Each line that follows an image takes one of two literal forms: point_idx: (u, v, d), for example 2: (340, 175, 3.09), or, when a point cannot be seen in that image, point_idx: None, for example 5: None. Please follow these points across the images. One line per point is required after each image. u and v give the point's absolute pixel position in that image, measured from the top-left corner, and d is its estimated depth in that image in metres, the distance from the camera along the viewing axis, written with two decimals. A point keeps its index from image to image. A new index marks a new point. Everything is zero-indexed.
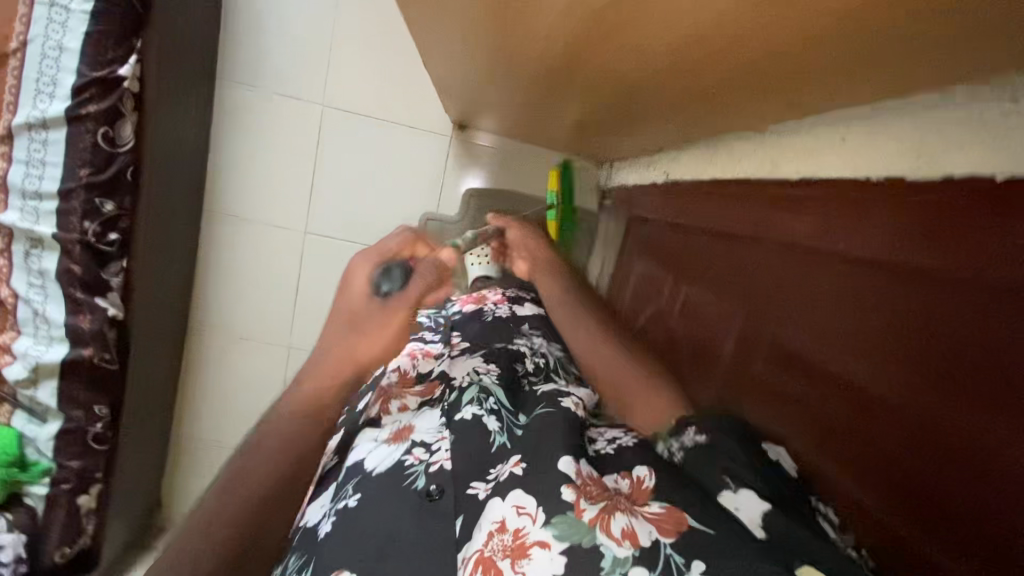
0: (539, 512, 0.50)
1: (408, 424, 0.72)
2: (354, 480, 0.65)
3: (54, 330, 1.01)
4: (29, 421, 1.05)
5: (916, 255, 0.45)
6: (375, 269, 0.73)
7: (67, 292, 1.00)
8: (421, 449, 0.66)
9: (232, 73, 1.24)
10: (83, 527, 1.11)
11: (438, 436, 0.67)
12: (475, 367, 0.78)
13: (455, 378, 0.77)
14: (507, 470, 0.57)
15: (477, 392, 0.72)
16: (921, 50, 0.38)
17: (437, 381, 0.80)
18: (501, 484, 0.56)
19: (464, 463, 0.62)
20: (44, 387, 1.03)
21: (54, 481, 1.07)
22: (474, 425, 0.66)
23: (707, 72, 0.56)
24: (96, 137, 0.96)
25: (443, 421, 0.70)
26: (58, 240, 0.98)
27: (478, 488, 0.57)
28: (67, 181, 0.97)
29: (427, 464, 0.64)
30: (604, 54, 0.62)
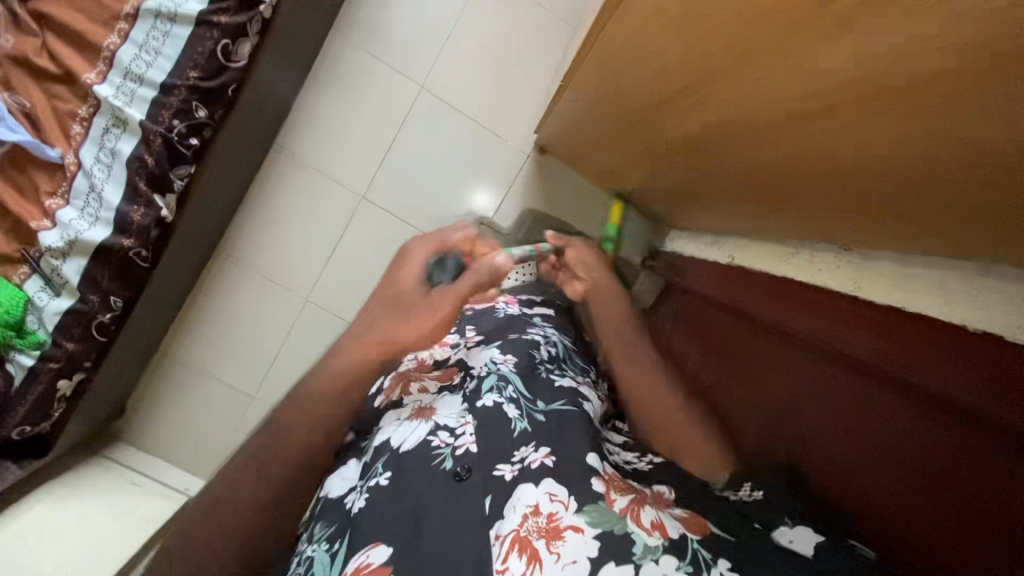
0: (572, 500, 0.56)
1: (429, 405, 0.75)
2: (381, 456, 0.68)
3: (103, 211, 1.00)
4: (43, 289, 1.02)
5: (897, 363, 0.54)
6: (430, 256, 0.77)
7: (131, 180, 1.00)
8: (446, 433, 0.69)
9: (348, 30, 1.27)
10: (52, 411, 1.09)
11: (461, 420, 0.71)
12: (493, 357, 0.82)
13: (473, 367, 0.81)
14: (535, 459, 0.62)
15: (497, 380, 0.76)
16: (954, 226, 0.46)
17: (455, 366, 0.83)
18: (530, 471, 0.61)
19: (488, 446, 0.66)
20: (71, 262, 1.01)
21: (42, 357, 1.04)
22: (498, 417, 0.70)
23: (799, 184, 0.63)
24: (216, 46, 0.98)
25: (465, 407, 0.73)
26: (143, 128, 0.98)
27: (506, 471, 0.62)
28: (174, 76, 0.97)
29: (453, 447, 0.67)
30: (742, 142, 0.68)
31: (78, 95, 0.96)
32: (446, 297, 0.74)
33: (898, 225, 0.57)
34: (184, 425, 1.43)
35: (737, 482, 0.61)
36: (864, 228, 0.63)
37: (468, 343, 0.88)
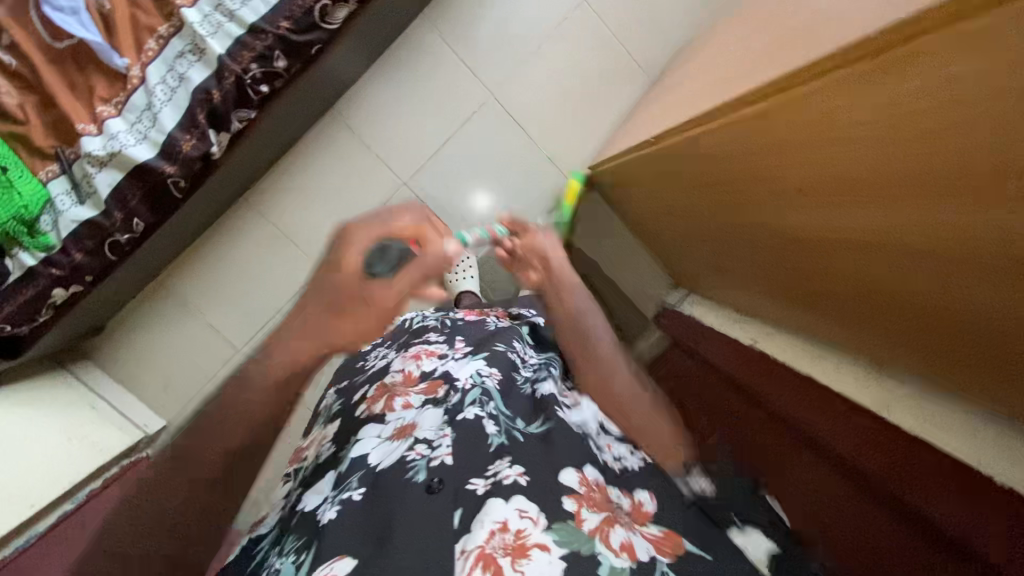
0: (541, 518, 0.51)
1: (412, 420, 0.68)
2: (356, 471, 0.62)
3: (154, 132, 0.98)
4: (67, 193, 0.97)
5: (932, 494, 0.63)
6: (371, 243, 0.57)
7: (191, 109, 0.98)
8: (423, 445, 0.63)
9: (436, 20, 1.27)
10: (37, 316, 1.03)
11: (441, 433, 0.64)
12: (479, 370, 0.75)
13: (459, 380, 0.73)
14: (508, 476, 0.56)
15: (480, 394, 0.70)
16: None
17: (440, 379, 0.76)
18: (501, 486, 0.54)
19: (464, 460, 0.59)
20: (106, 174, 0.98)
21: (46, 260, 0.99)
22: (476, 434, 0.63)
23: (857, 297, 0.67)
24: (314, 4, 0.97)
25: (445, 419, 0.66)
26: (220, 62, 0.96)
27: (478, 486, 0.56)
28: (265, 21, 0.96)
29: (428, 460, 0.60)
30: (807, 249, 0.72)
31: (161, 11, 0.93)
32: (390, 294, 0.57)
33: (923, 363, 0.65)
34: (158, 363, 1.37)
35: (686, 473, 0.62)
36: (886, 356, 0.70)
37: (454, 355, 0.83)
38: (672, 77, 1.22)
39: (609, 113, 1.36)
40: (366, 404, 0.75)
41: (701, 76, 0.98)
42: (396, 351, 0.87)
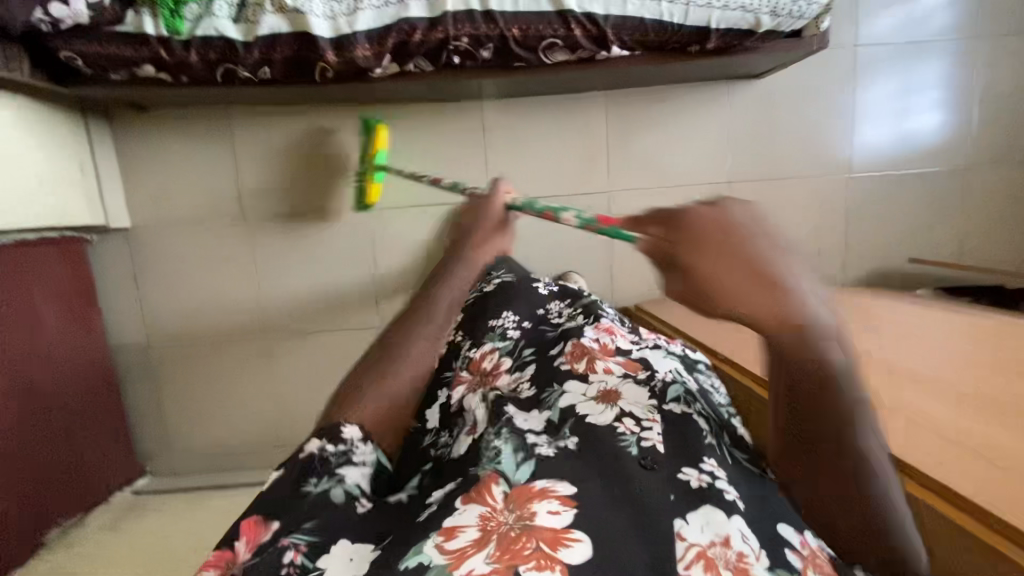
0: (762, 555, 0.47)
1: (615, 387, 0.69)
2: (568, 421, 0.64)
3: (345, 24, 0.95)
4: (228, 7, 0.94)
5: None
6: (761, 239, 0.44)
7: (387, 32, 0.96)
8: (631, 420, 0.63)
9: (613, 101, 1.33)
10: (111, 70, 0.99)
11: (648, 415, 0.64)
12: (677, 369, 0.73)
13: (662, 370, 0.72)
14: (730, 493, 0.52)
15: (685, 394, 0.67)
16: None
17: (639, 362, 0.76)
18: (721, 499, 0.51)
19: (675, 448, 0.58)
20: (272, 20, 0.95)
21: (165, 41, 0.95)
22: (685, 424, 0.61)
23: None
24: (548, 37, 0.98)
25: (651, 403, 0.66)
26: (443, 17, 0.95)
27: (692, 478, 0.53)
28: (501, 19, 0.96)
29: (639, 439, 0.59)
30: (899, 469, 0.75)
31: None
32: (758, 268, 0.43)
33: None
34: (173, 173, 1.33)
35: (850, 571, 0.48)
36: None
37: (648, 346, 0.83)
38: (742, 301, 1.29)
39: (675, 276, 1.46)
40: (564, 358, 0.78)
41: None
42: (586, 318, 0.90)
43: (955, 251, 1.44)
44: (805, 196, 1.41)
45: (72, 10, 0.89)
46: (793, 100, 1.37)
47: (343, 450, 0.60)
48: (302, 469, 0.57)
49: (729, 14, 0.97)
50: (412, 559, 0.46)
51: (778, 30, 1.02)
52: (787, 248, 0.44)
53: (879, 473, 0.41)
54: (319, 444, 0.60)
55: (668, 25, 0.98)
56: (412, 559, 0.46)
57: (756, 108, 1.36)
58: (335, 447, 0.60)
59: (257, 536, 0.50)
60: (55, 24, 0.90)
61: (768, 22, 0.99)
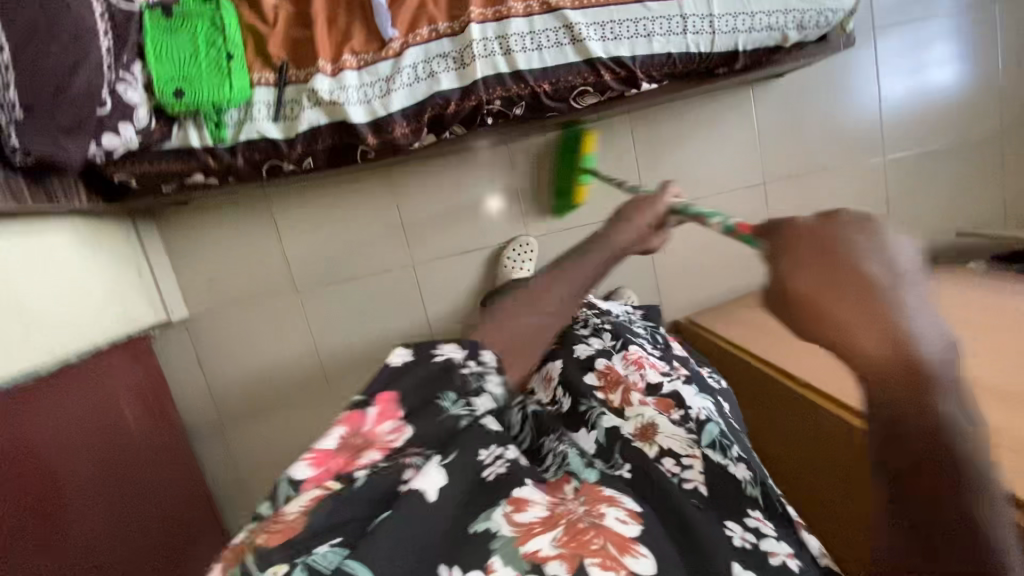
0: None
1: (650, 422, 0.82)
2: (618, 447, 0.75)
3: (380, 104, 0.97)
4: (268, 107, 0.97)
5: None
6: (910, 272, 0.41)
7: (422, 107, 0.98)
8: (672, 459, 0.75)
9: (638, 122, 1.33)
10: (162, 183, 1.02)
11: (688, 453, 0.77)
12: (710, 413, 0.88)
13: (692, 408, 0.88)
14: (774, 553, 0.63)
15: (719, 438, 0.80)
16: None
17: (669, 398, 0.91)
18: (770, 564, 0.62)
19: (717, 496, 0.71)
20: (311, 113, 0.97)
21: (212, 149, 0.98)
22: (724, 474, 0.74)
23: None
24: (578, 87, 1.00)
25: (692, 445, 0.79)
26: (474, 84, 0.97)
27: (738, 536, 0.65)
28: (531, 77, 0.98)
29: (682, 479, 0.73)
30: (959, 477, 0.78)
31: (450, 12, 0.96)
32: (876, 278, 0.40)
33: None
34: (217, 260, 1.35)
35: None
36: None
37: (677, 377, 0.97)
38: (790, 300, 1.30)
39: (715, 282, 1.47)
40: (602, 388, 0.91)
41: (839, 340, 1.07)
42: (617, 347, 1.06)
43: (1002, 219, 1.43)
44: (843, 186, 1.40)
45: (122, 137, 0.91)
46: (817, 92, 1.34)
47: (480, 370, 0.68)
48: (440, 380, 0.65)
49: (755, 34, 0.98)
50: (483, 525, 0.53)
51: (804, 41, 1.02)
52: (903, 269, 0.41)
53: (993, 520, 0.38)
54: (463, 355, 0.69)
55: (695, 54, 0.99)
56: (481, 524, 0.53)
57: (783, 105, 1.35)
58: (474, 364, 0.68)
59: (386, 419, 0.61)
60: (108, 153, 0.93)
61: (796, 36, 0.99)
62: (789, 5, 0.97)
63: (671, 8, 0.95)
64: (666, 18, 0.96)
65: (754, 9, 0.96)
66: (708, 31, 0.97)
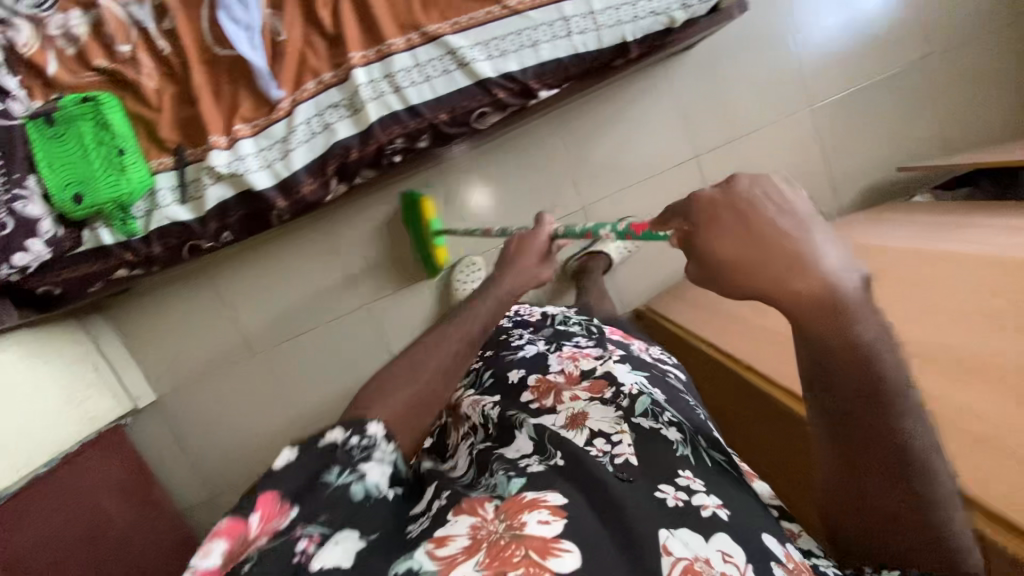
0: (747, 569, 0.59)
1: (581, 411, 0.82)
2: (549, 439, 0.75)
3: (281, 166, 0.97)
4: (171, 191, 0.96)
5: None
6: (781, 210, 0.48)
7: (323, 160, 0.98)
8: (603, 438, 0.76)
9: (560, 122, 1.32)
10: (88, 284, 1.02)
11: (617, 428, 0.77)
12: (643, 384, 0.88)
13: (625, 385, 0.87)
14: (705, 507, 0.65)
15: (652, 407, 0.81)
16: None
17: (602, 380, 0.90)
18: (702, 517, 0.63)
19: (646, 462, 0.72)
20: (215, 188, 0.96)
21: (126, 243, 0.98)
22: (653, 437, 0.75)
23: None
24: (475, 109, 0.99)
25: (619, 417, 0.80)
26: (371, 127, 0.96)
27: (669, 496, 0.65)
28: (426, 109, 0.97)
29: (612, 455, 0.72)
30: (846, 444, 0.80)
31: (332, 60, 0.95)
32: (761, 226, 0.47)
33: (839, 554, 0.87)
34: (173, 339, 1.35)
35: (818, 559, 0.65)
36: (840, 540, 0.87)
37: (610, 358, 0.96)
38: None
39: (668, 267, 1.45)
40: (529, 393, 0.90)
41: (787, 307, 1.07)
42: (549, 345, 1.06)
43: (948, 148, 1.40)
44: (778, 143, 1.38)
45: (32, 252, 0.91)
46: (731, 55, 1.33)
47: (366, 442, 0.62)
48: (322, 458, 0.59)
49: (642, 23, 0.96)
50: (404, 565, 0.54)
51: (694, 17, 1.00)
52: (780, 215, 0.48)
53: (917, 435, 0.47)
54: (347, 434, 0.62)
55: (586, 54, 0.97)
56: (404, 563, 0.54)
57: (701, 75, 1.33)
58: (358, 439, 0.62)
59: (272, 520, 0.54)
60: (23, 270, 0.93)
61: (682, 15, 0.97)
62: None
63: (550, 14, 0.94)
64: (548, 24, 0.95)
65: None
66: (592, 28, 0.95)
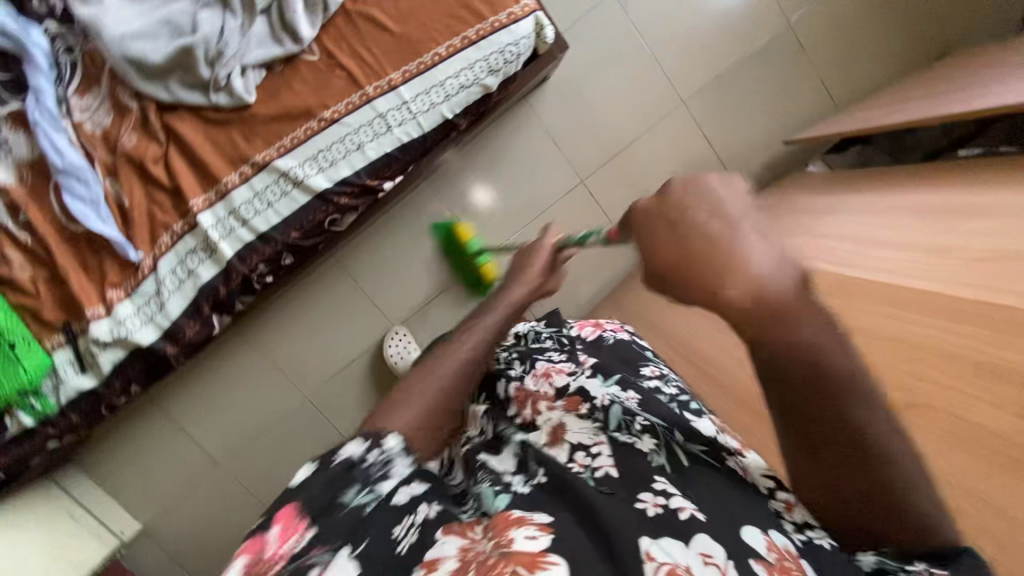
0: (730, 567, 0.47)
1: (558, 423, 0.68)
2: (529, 457, 0.61)
3: (160, 317, 1.03)
4: (70, 364, 1.03)
5: None
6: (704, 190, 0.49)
7: (197, 302, 1.03)
8: (581, 452, 0.62)
9: (438, 185, 1.35)
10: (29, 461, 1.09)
11: (595, 440, 0.64)
12: (618, 389, 0.73)
13: (599, 396, 0.72)
14: (683, 508, 0.52)
15: (625, 416, 0.67)
16: None
17: (578, 394, 0.74)
18: (680, 521, 0.51)
19: (627, 472, 0.58)
20: (108, 352, 1.03)
21: (44, 420, 1.04)
22: (627, 450, 0.61)
23: None
24: (325, 218, 1.03)
25: (597, 429, 0.66)
26: (229, 263, 1.01)
27: (649, 506, 0.53)
28: (276, 231, 1.01)
29: (591, 469, 0.59)
30: None
31: (177, 209, 0.99)
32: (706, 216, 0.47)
33: None
34: (138, 470, 1.43)
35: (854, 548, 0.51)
36: None
37: (587, 369, 0.78)
38: (642, 285, 1.30)
39: (586, 291, 1.43)
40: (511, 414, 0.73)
41: (675, 325, 1.08)
42: (523, 364, 0.82)
43: (826, 101, 1.40)
44: (659, 145, 1.38)
45: None
46: (587, 75, 1.32)
47: (383, 456, 0.54)
48: (339, 480, 0.50)
49: (456, 99, 0.99)
50: None
51: (509, 75, 1.02)
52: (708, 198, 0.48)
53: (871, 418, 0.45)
54: (362, 448, 0.54)
55: (413, 141, 1.01)
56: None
57: (565, 101, 1.33)
58: (375, 453, 0.54)
59: (290, 535, 0.47)
60: None
61: (495, 79, 1.00)
62: (471, 58, 0.97)
63: (366, 115, 0.97)
64: (366, 124, 0.98)
65: (442, 77, 0.96)
66: (410, 116, 0.98)
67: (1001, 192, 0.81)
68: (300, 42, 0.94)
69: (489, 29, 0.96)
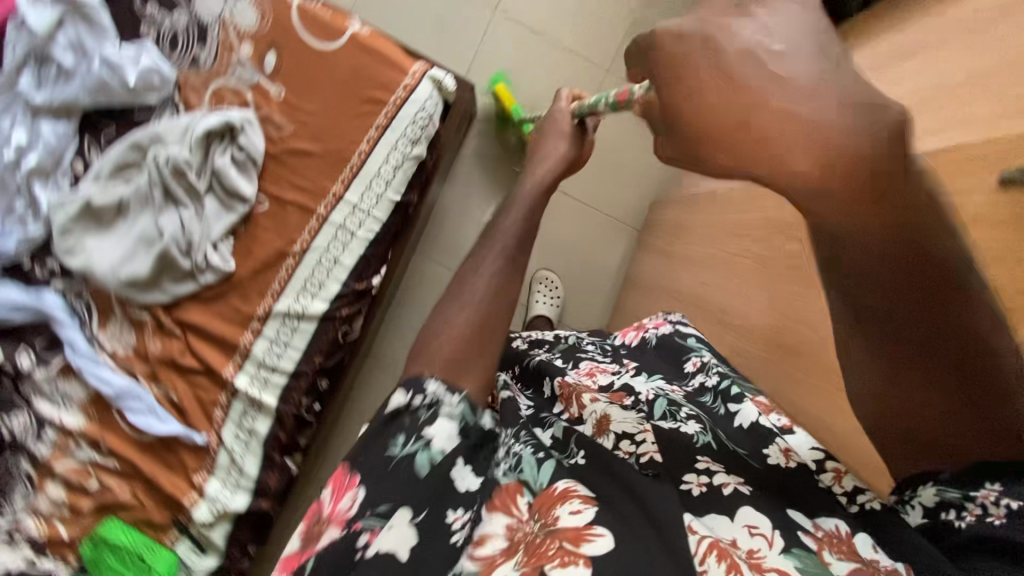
0: (776, 537, 0.51)
1: (603, 413, 0.67)
2: (571, 436, 0.60)
3: (243, 479, 1.12)
4: (192, 550, 1.13)
5: None
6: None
7: (267, 453, 1.13)
8: (627, 441, 0.62)
9: (431, 251, 1.41)
10: None
11: (641, 428, 0.64)
12: (660, 385, 0.75)
13: (643, 391, 0.74)
14: (726, 484, 0.57)
15: (669, 406, 0.70)
16: None
17: (622, 389, 0.75)
18: (724, 497, 0.55)
19: (671, 456, 0.60)
20: (218, 527, 1.13)
21: None
22: (677, 437, 0.63)
23: None
24: (337, 333, 1.10)
25: (641, 418, 0.67)
26: (276, 409, 1.10)
27: (693, 486, 0.56)
28: (303, 364, 1.09)
29: (638, 456, 0.59)
30: None
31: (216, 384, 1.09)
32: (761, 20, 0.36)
33: None
34: None
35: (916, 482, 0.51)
36: None
37: (629, 370, 0.81)
38: (649, 258, 1.29)
39: (602, 285, 1.44)
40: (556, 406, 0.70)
41: (690, 282, 1.07)
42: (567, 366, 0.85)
43: None
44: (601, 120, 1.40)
45: None
46: None
47: (430, 399, 0.51)
48: (388, 426, 0.50)
49: (396, 180, 1.07)
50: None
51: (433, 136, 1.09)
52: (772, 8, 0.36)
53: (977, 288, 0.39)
54: (407, 394, 0.51)
55: (379, 233, 1.08)
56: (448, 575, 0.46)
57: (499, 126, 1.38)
58: (420, 398, 0.51)
59: (341, 494, 0.48)
60: None
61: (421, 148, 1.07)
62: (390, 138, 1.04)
63: (329, 231, 1.05)
64: (333, 239, 1.05)
65: (376, 169, 1.05)
66: (365, 214, 1.05)
67: (916, 29, 0.80)
68: (248, 200, 1.03)
69: (394, 109, 1.04)
